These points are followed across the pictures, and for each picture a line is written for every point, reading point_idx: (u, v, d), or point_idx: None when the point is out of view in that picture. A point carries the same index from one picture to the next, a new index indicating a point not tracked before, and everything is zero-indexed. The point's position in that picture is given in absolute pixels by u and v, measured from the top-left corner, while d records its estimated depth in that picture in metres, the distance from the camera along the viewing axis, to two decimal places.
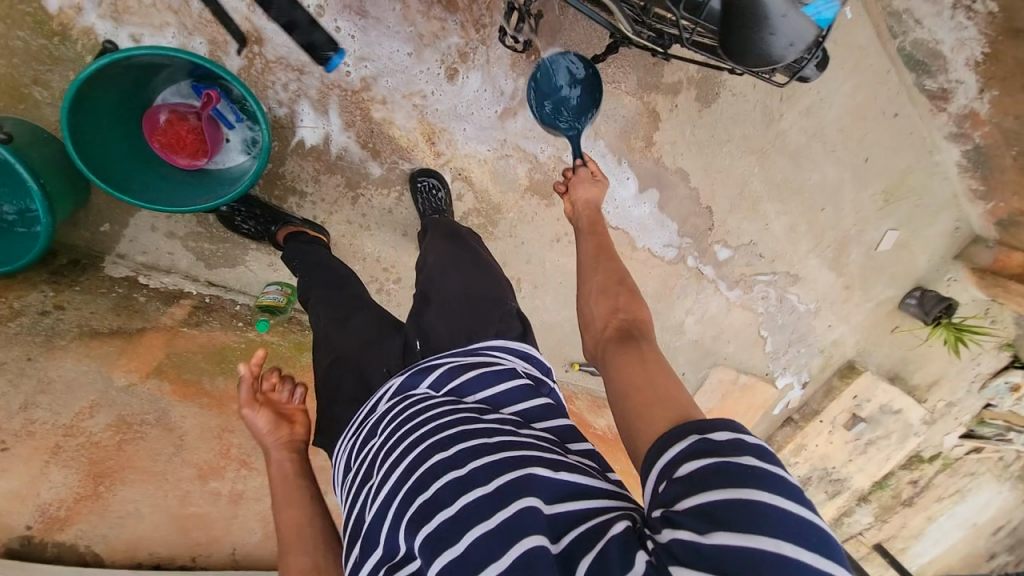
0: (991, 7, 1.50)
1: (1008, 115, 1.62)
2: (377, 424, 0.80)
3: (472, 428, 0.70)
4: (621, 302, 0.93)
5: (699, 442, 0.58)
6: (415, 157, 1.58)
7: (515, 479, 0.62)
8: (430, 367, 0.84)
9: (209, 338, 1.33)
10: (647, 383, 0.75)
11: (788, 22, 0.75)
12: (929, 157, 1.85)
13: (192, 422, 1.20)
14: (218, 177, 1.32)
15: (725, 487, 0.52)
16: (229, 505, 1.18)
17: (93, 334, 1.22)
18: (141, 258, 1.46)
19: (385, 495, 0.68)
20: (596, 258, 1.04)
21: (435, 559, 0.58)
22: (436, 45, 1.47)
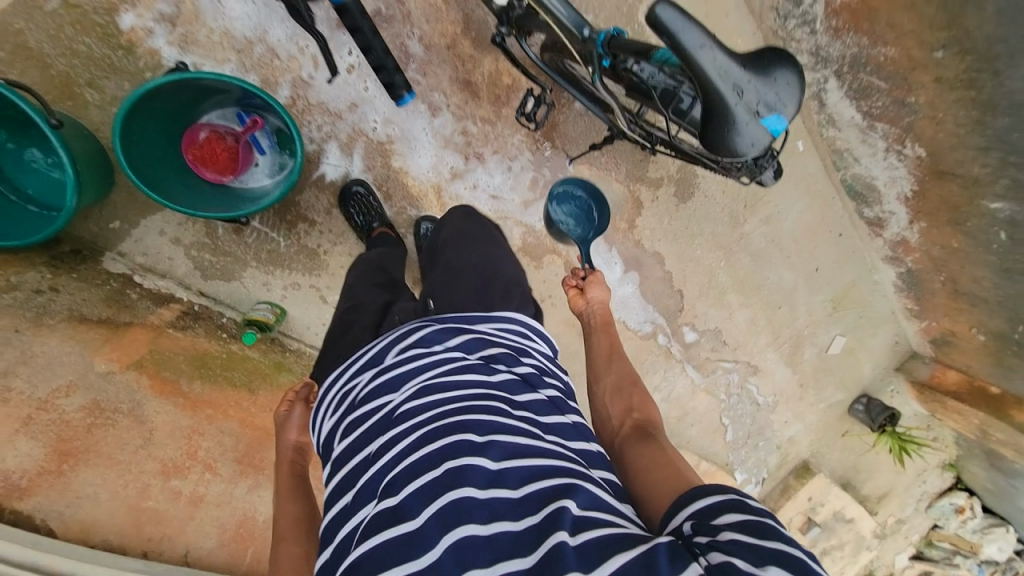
0: (918, 152, 1.66)
1: (934, 244, 1.83)
2: (397, 379, 0.85)
3: (505, 422, 0.76)
4: (636, 403, 1.03)
5: (741, 500, 0.66)
6: (422, 206, 1.73)
7: (551, 488, 0.68)
8: (464, 342, 0.90)
9: (191, 342, 1.40)
10: (671, 470, 0.82)
11: (750, 128, 0.74)
12: (869, 274, 2.12)
13: (163, 418, 1.26)
14: (240, 194, 1.44)
15: (774, 540, 0.60)
16: (187, 507, 1.23)
17: (81, 319, 1.31)
18: (141, 259, 1.50)
19: (402, 453, 0.73)
20: (607, 358, 1.16)
21: (447, 526, 0.63)
22: (460, 115, 1.68)
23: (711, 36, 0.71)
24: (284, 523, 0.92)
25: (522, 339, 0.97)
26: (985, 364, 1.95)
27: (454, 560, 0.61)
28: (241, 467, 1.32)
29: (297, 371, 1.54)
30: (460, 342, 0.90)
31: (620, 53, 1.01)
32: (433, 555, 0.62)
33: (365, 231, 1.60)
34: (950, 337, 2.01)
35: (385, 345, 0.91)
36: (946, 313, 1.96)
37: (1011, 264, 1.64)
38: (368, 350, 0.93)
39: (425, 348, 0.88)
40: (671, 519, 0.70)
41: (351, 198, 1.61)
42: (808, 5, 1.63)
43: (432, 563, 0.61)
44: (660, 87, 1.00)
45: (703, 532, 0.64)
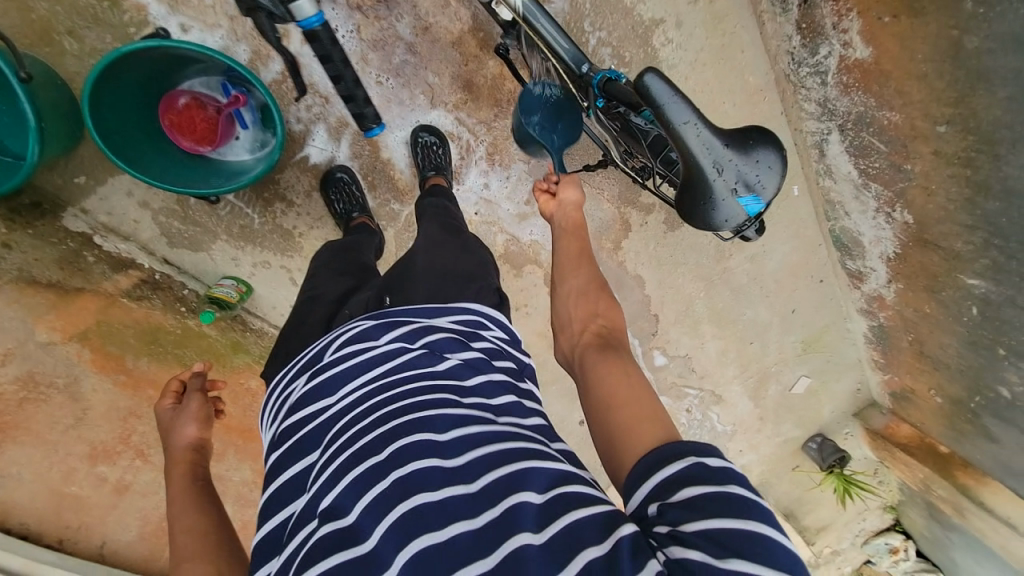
0: (906, 217, 1.64)
1: (909, 306, 1.81)
2: (340, 382, 0.81)
3: (454, 414, 0.72)
4: (600, 307, 0.91)
5: (697, 467, 0.58)
6: (407, 200, 1.68)
7: (505, 476, 0.64)
8: (407, 334, 0.85)
9: (144, 315, 1.41)
10: (629, 399, 0.73)
11: (727, 205, 0.73)
12: (843, 322, 2.12)
13: (101, 397, 1.34)
14: (217, 167, 1.39)
15: (735, 515, 0.54)
16: (112, 494, 1.34)
17: (30, 282, 1.32)
18: (104, 218, 1.44)
19: (347, 461, 0.69)
20: (575, 260, 0.99)
21: (403, 542, 0.59)
22: (457, 114, 1.63)
23: (696, 112, 0.70)
24: (185, 537, 0.85)
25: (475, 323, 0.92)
26: (939, 425, 1.97)
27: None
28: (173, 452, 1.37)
29: (254, 352, 1.54)
30: (403, 334, 0.85)
31: (615, 99, 0.99)
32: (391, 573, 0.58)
33: (344, 219, 1.55)
34: (910, 394, 2.02)
35: (324, 347, 0.89)
36: (909, 371, 1.97)
37: (977, 338, 1.63)
38: (312, 351, 0.91)
39: (365, 347, 0.84)
40: (630, 499, 0.63)
41: (333, 184, 1.56)
42: (822, 56, 1.59)
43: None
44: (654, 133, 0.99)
45: (661, 516, 0.57)
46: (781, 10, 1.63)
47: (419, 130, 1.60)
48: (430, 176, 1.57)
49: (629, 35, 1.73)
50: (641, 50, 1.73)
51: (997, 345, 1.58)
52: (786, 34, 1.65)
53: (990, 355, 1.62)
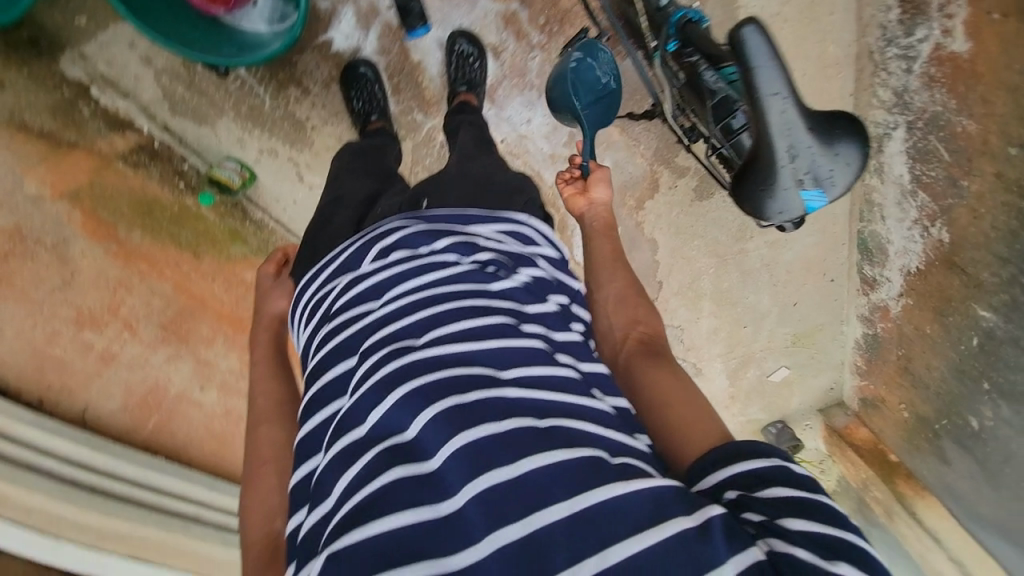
0: (942, 236, 1.50)
1: (910, 323, 1.69)
2: (384, 287, 0.72)
3: (515, 343, 0.65)
4: (641, 313, 0.82)
5: (784, 469, 0.53)
6: (431, 113, 1.53)
7: (570, 428, 0.57)
8: (457, 246, 0.76)
9: (140, 185, 1.34)
10: (684, 399, 0.67)
11: (789, 197, 0.66)
12: (839, 323, 1.99)
13: (91, 263, 1.28)
14: (231, 35, 1.27)
15: (830, 526, 0.49)
16: (99, 362, 1.27)
17: (22, 127, 1.28)
18: (102, 68, 1.34)
19: (399, 377, 0.61)
20: (611, 266, 0.89)
21: (468, 475, 0.53)
22: (503, 25, 1.47)
23: (790, 89, 0.60)
24: (267, 402, 0.85)
25: (521, 234, 0.83)
26: (897, 436, 1.88)
27: (478, 518, 0.51)
28: (165, 333, 1.31)
29: (251, 245, 1.44)
30: (452, 244, 0.76)
31: (689, 44, 0.89)
32: (456, 506, 0.52)
33: (360, 121, 1.41)
34: (880, 403, 1.92)
35: (359, 250, 0.79)
36: (887, 382, 1.86)
37: (966, 368, 1.53)
38: (342, 253, 0.81)
39: (412, 255, 0.75)
40: (704, 478, 0.56)
41: (355, 79, 1.42)
42: (914, 40, 1.41)
43: (455, 511, 0.52)
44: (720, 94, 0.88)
45: (747, 503, 0.52)
46: None
47: (456, 37, 1.44)
48: (461, 91, 1.43)
49: None
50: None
51: (983, 379, 1.49)
52: (884, 4, 1.46)
53: (973, 388, 1.53)
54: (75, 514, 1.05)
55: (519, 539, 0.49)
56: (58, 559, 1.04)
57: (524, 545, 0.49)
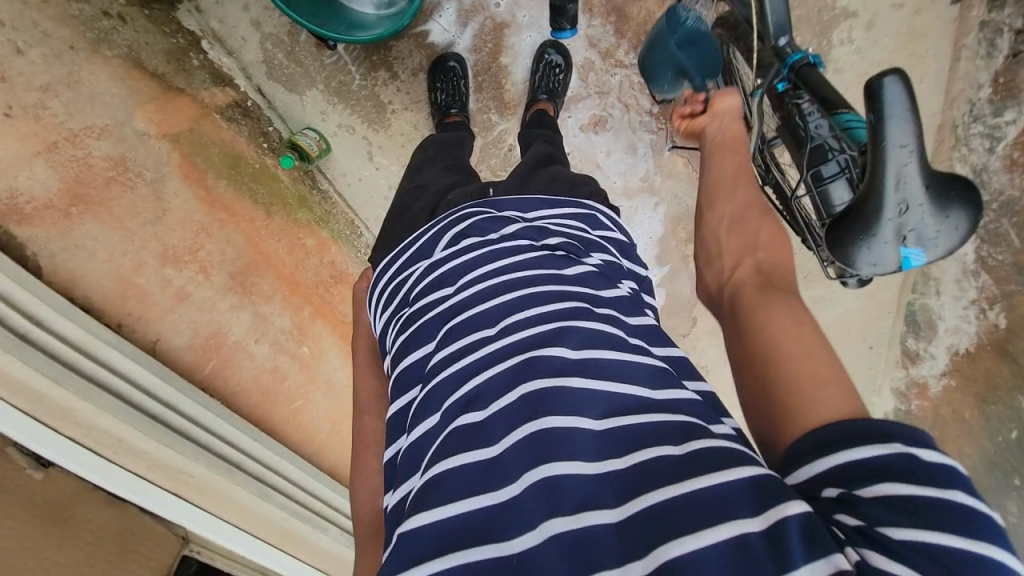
0: (999, 320, 1.44)
1: (948, 406, 1.58)
2: (459, 273, 0.76)
3: (587, 324, 0.66)
4: (761, 238, 0.75)
5: (898, 461, 0.47)
6: (507, 115, 1.56)
7: (634, 424, 0.57)
8: (527, 231, 0.79)
9: (231, 139, 1.39)
10: (813, 352, 0.58)
11: (883, 250, 0.66)
12: (867, 395, 1.76)
13: (180, 204, 1.26)
14: (338, 10, 1.34)
15: (957, 529, 0.43)
16: (172, 300, 1.23)
17: (136, 64, 1.28)
18: (214, 25, 1.46)
19: (479, 368, 0.64)
20: (731, 179, 0.82)
21: (533, 465, 0.54)
22: (595, 44, 1.50)
23: (915, 142, 0.61)
24: (365, 397, 0.90)
25: (592, 217, 0.86)
26: None
27: (535, 505, 0.52)
28: (232, 283, 1.30)
29: (315, 213, 1.50)
30: (522, 232, 0.79)
31: (800, 84, 0.88)
32: (516, 492, 0.54)
33: (440, 112, 1.45)
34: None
35: (432, 238, 0.83)
36: None
37: (997, 462, 1.48)
38: (417, 239, 0.86)
39: (484, 243, 0.78)
40: (802, 469, 0.51)
41: (443, 71, 1.46)
42: (1003, 121, 1.35)
43: (511, 499, 0.54)
44: (818, 140, 0.87)
45: (846, 502, 0.47)
46: (985, 52, 1.38)
47: (546, 47, 1.46)
48: (542, 97, 1.45)
49: (809, 16, 1.46)
50: (815, 39, 1.47)
51: (1017, 474, 1.45)
52: (978, 81, 1.38)
53: (1001, 481, 1.48)
54: (139, 442, 1.10)
55: (572, 532, 0.50)
56: (107, 479, 1.08)
57: (580, 538, 0.50)
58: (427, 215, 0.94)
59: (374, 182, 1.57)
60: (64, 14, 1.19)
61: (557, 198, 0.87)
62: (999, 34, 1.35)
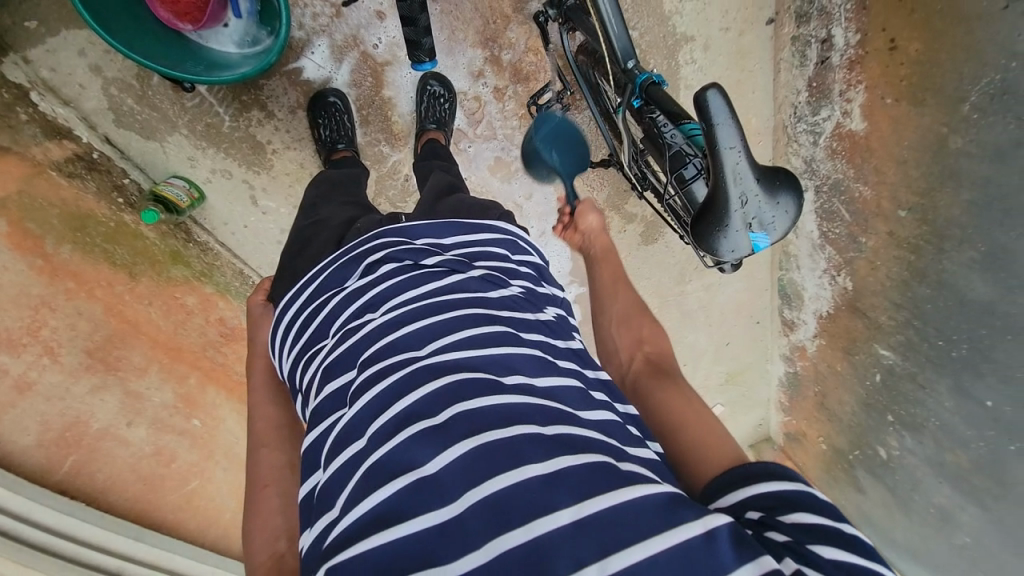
0: (845, 283, 1.70)
1: (824, 362, 1.85)
2: (376, 299, 0.72)
3: (515, 350, 0.66)
4: (645, 332, 0.89)
5: (807, 492, 0.54)
6: (397, 146, 1.56)
7: (573, 436, 0.57)
8: (450, 261, 0.77)
9: (74, 197, 1.29)
10: (697, 416, 0.70)
11: (735, 238, 0.76)
12: (764, 363, 2.08)
13: (12, 279, 1.22)
14: (194, 52, 1.25)
15: (859, 561, 0.50)
16: (13, 392, 1.22)
17: None
18: (46, 74, 1.27)
19: (401, 393, 0.61)
20: (613, 287, 0.99)
21: (478, 481, 0.52)
22: (476, 69, 1.54)
23: (744, 143, 0.71)
24: (265, 426, 0.85)
25: (514, 243, 0.86)
26: (818, 470, 2.02)
27: (483, 522, 0.50)
28: (89, 360, 1.28)
29: (195, 268, 1.41)
30: (442, 257, 0.77)
31: (651, 100, 0.99)
32: (458, 510, 0.51)
33: (327, 148, 1.40)
34: (800, 436, 2.05)
35: (345, 265, 0.78)
36: (809, 418, 1.98)
37: (871, 402, 1.73)
38: (326, 269, 0.81)
39: (403, 269, 0.75)
40: (724, 496, 0.57)
41: (323, 107, 1.42)
42: (821, 118, 1.60)
43: (457, 516, 0.51)
44: (677, 148, 0.98)
45: (770, 523, 0.52)
46: (799, 62, 1.61)
47: (427, 79, 1.48)
48: (429, 127, 1.47)
49: (658, 43, 1.65)
50: (665, 61, 1.67)
51: (888, 412, 1.70)
52: (795, 87, 1.64)
53: (878, 419, 1.73)
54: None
55: (524, 545, 0.48)
56: None
57: (530, 549, 0.48)
58: (332, 247, 0.88)
59: (264, 229, 1.47)
60: None
61: (476, 221, 0.84)
62: (807, 46, 1.57)
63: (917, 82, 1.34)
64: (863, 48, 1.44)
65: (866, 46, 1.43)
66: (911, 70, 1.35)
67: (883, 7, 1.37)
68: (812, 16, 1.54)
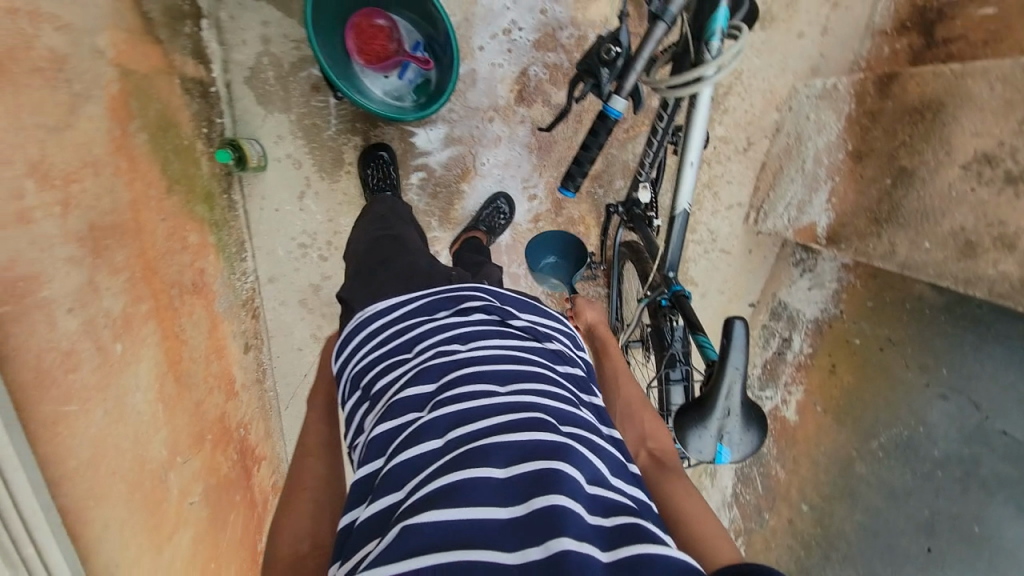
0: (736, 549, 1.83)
1: None
2: (468, 334, 0.81)
3: (576, 413, 0.73)
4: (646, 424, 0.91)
5: None
6: (444, 226, 1.77)
7: (617, 499, 0.63)
8: (531, 329, 0.86)
9: (175, 106, 1.19)
10: (702, 509, 0.73)
11: (702, 439, 0.88)
12: None
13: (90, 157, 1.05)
14: (351, 76, 1.46)
15: None
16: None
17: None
18: (224, 19, 1.43)
19: (482, 413, 0.68)
20: (623, 378, 1.02)
21: (541, 495, 0.57)
22: (536, 211, 1.80)
23: (744, 369, 0.85)
24: (313, 439, 0.90)
25: (574, 336, 0.95)
26: None
27: (541, 527, 0.54)
28: (85, 235, 0.90)
29: (212, 215, 1.38)
30: (524, 321, 0.87)
31: (676, 308, 1.14)
32: (521, 512, 0.57)
33: (373, 191, 1.54)
34: None
35: (440, 299, 0.88)
36: None
37: None
38: (419, 296, 0.90)
39: (494, 321, 0.86)
40: None
41: (375, 155, 1.57)
42: (765, 395, 1.85)
43: (515, 518, 0.56)
44: (672, 350, 1.15)
45: None
46: (763, 344, 1.89)
47: (498, 196, 1.73)
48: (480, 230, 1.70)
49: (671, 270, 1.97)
50: None
51: None
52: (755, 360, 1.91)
53: None
54: None
55: (576, 553, 0.51)
56: None
57: (582, 563, 0.51)
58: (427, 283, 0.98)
59: (290, 219, 1.63)
60: None
61: (550, 306, 0.95)
62: (772, 336, 1.86)
63: (842, 404, 1.64)
64: (813, 359, 1.74)
65: (815, 359, 1.74)
66: (841, 396, 1.65)
67: (833, 340, 1.70)
68: (782, 318, 1.84)
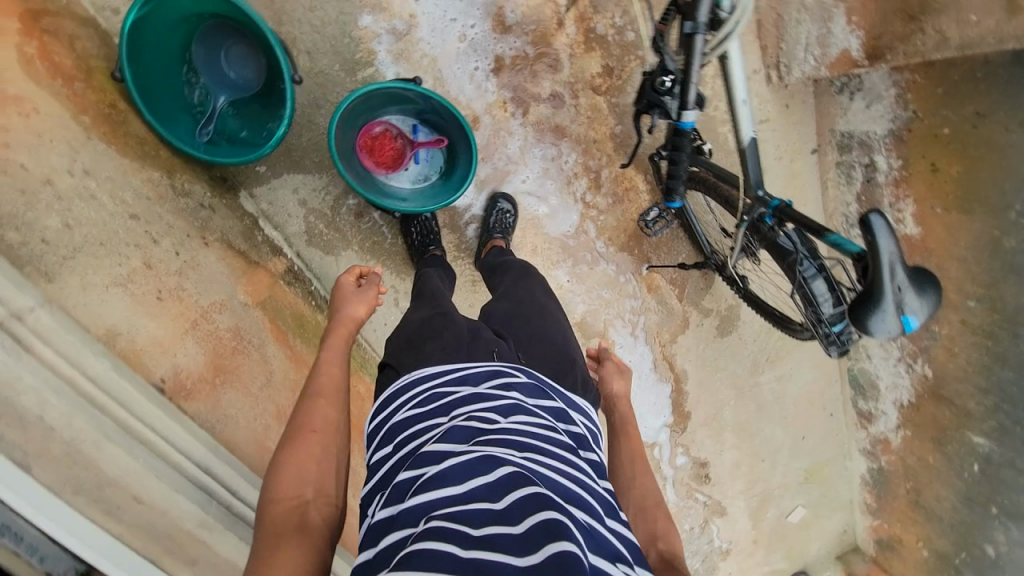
0: (923, 371, 1.81)
1: (911, 452, 1.92)
2: (505, 406, 0.77)
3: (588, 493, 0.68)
4: (658, 528, 0.90)
5: None
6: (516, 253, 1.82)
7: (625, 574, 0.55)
8: (553, 412, 0.83)
9: (296, 302, 1.53)
10: None
11: (885, 322, 0.93)
12: (844, 460, 2.14)
13: (280, 364, 1.36)
14: (380, 185, 1.55)
15: None
16: None
17: (229, 246, 1.42)
18: (266, 206, 1.58)
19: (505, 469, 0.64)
20: (638, 474, 1.00)
21: (550, 544, 0.53)
22: (583, 195, 1.81)
23: (896, 247, 0.91)
24: (328, 382, 0.91)
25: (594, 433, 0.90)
26: None
27: None
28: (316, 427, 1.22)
29: None
30: (544, 405, 0.83)
31: (783, 219, 1.21)
32: (535, 561, 0.53)
33: (419, 251, 1.58)
34: (896, 543, 2.08)
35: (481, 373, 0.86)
36: (899, 519, 2.04)
37: (975, 494, 1.80)
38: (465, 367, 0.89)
39: (528, 396, 0.83)
40: None
41: (416, 218, 1.61)
42: None
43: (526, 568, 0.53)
44: (793, 254, 1.20)
45: None
46: (846, 180, 1.81)
47: (496, 198, 1.74)
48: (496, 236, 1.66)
49: None
50: None
51: (991, 503, 1.77)
52: (846, 201, 1.82)
53: (983, 512, 1.79)
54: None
55: None
56: None
57: None
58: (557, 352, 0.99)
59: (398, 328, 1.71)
60: (177, 208, 1.32)
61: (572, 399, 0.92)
62: (852, 168, 1.78)
63: (962, 195, 1.56)
64: (907, 169, 1.65)
65: (909, 168, 1.65)
66: (955, 185, 1.57)
67: (919, 141, 1.61)
68: (853, 147, 1.77)
